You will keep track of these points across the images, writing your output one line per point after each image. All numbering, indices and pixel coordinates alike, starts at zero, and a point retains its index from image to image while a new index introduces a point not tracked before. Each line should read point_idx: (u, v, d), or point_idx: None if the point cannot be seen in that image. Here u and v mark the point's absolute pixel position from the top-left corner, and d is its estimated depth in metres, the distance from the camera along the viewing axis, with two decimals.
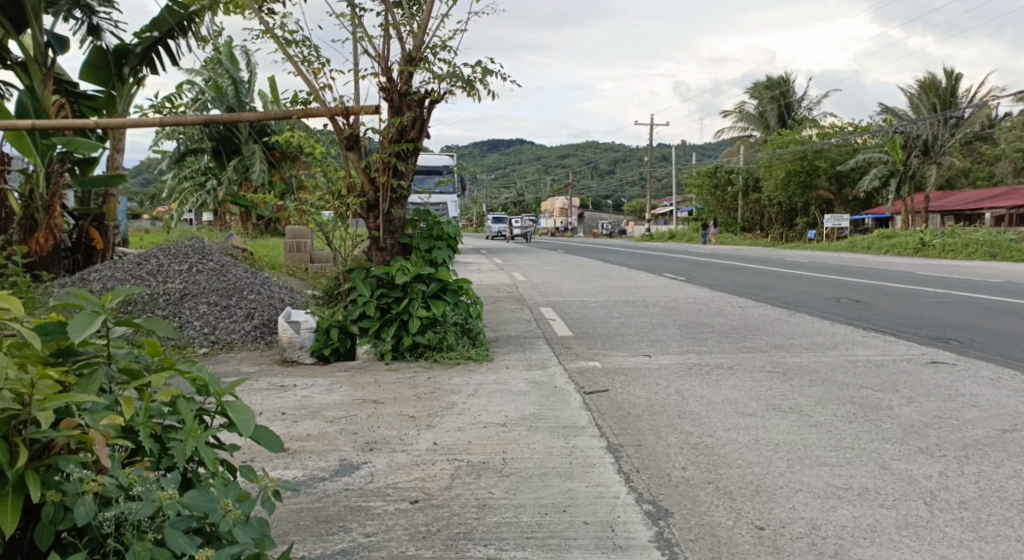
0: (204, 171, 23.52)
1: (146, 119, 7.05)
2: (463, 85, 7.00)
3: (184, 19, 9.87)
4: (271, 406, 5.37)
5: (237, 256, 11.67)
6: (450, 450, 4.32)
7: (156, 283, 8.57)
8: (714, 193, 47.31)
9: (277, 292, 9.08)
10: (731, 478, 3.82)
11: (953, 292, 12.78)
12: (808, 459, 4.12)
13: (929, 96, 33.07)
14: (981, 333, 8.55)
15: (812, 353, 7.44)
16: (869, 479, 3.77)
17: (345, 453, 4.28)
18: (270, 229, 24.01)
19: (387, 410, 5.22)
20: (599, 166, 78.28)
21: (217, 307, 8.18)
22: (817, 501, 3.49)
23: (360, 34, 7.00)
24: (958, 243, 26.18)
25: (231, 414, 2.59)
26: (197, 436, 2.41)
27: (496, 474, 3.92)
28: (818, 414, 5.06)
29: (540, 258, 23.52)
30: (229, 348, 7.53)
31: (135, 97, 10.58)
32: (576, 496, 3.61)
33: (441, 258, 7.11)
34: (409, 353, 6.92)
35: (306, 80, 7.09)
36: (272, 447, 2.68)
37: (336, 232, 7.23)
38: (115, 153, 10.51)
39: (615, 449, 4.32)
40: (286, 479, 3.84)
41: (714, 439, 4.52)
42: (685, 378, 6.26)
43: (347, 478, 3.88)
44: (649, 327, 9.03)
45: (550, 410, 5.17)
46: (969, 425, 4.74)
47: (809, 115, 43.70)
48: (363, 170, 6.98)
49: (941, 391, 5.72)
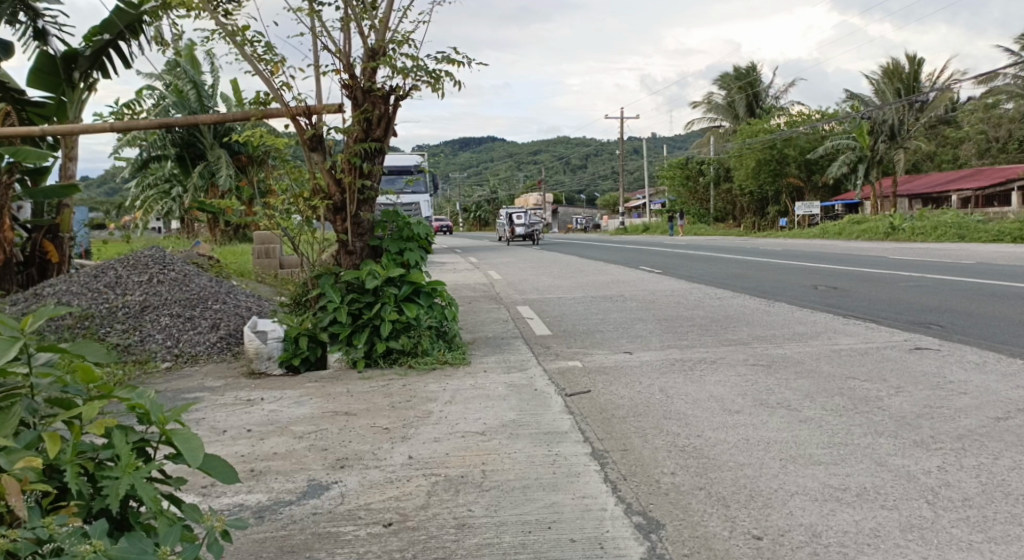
0: (167, 179, 23.13)
1: (97, 125, 6.72)
2: (428, 79, 6.76)
3: (134, 19, 9.56)
4: (235, 423, 5.09)
5: (202, 264, 11.33)
6: (426, 464, 4.08)
7: (114, 296, 8.22)
8: (686, 184, 47.46)
9: (243, 301, 8.79)
10: (722, 484, 3.62)
11: (927, 275, 12.78)
12: (801, 458, 3.93)
13: (893, 82, 33.32)
14: (961, 316, 8.46)
15: (794, 344, 7.30)
16: (867, 478, 3.59)
17: (314, 472, 4.03)
18: (238, 235, 23.53)
19: (360, 422, 4.96)
20: (570, 161, 78.14)
21: (180, 318, 7.86)
22: (814, 505, 3.31)
23: (319, 29, 6.74)
24: (927, 226, 26.37)
25: (177, 444, 2.34)
26: (134, 473, 2.17)
27: (475, 489, 3.69)
28: (807, 409, 4.88)
29: (515, 255, 23.31)
30: (194, 362, 7.22)
31: (87, 103, 10.22)
32: (562, 510, 3.39)
33: (413, 260, 6.82)
34: (382, 359, 6.64)
35: (264, 80, 6.81)
36: (225, 479, 2.44)
37: (303, 237, 6.98)
38: (68, 161, 10.10)
39: (600, 456, 4.10)
40: (249, 506, 3.57)
41: (702, 440, 4.31)
42: (668, 375, 6.06)
43: (315, 501, 3.62)
44: (628, 323, 8.82)
45: (530, 415, 4.95)
46: (962, 414, 4.59)
47: (776, 104, 43.93)
48: (327, 171, 6.72)
49: (928, 379, 5.58)
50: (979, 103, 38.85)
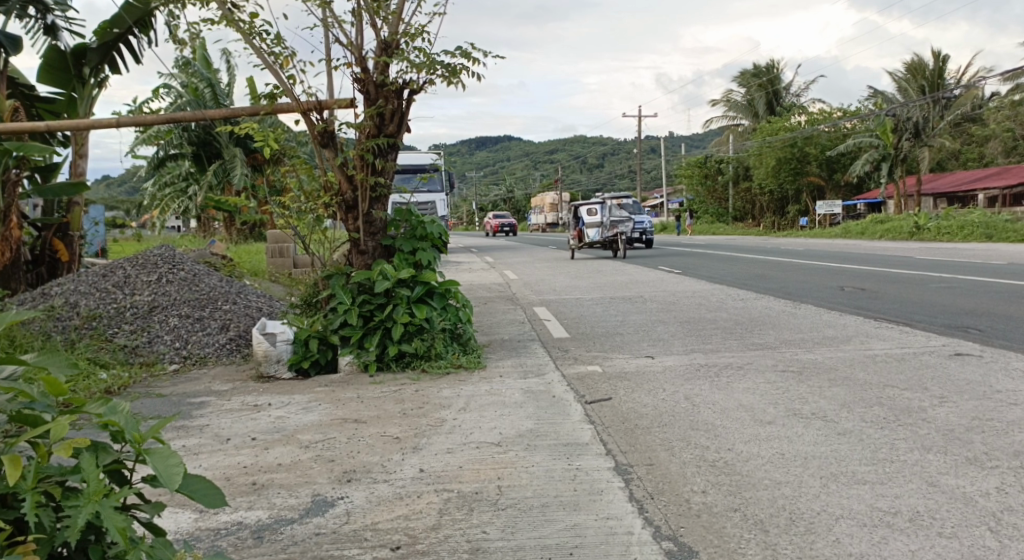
0: (184, 177, 23.02)
1: (101, 120, 6.51)
2: (443, 73, 6.50)
3: (144, 14, 9.36)
4: (239, 431, 4.84)
5: (213, 263, 11.13)
6: (438, 478, 3.81)
7: (122, 296, 8.01)
8: (704, 183, 46.93)
9: (254, 302, 8.57)
10: (759, 504, 3.33)
11: (956, 275, 12.39)
12: (843, 476, 3.63)
13: (916, 79, 32.70)
14: (1000, 320, 8.09)
15: (825, 348, 6.96)
16: (918, 500, 3.28)
17: (319, 486, 3.77)
18: (254, 234, 23.38)
19: (370, 430, 4.71)
20: (587, 160, 77.56)
21: (189, 319, 7.65)
22: (864, 532, 3.01)
23: (330, 20, 6.49)
24: (953, 226, 25.78)
25: (154, 465, 2.09)
26: (100, 500, 1.95)
27: (491, 508, 3.42)
28: (845, 420, 4.58)
29: (532, 254, 23.01)
30: (202, 364, 7.02)
31: (97, 99, 10.07)
32: (584, 533, 3.12)
33: (426, 260, 6.56)
34: (394, 363, 6.37)
35: (273, 74, 6.58)
36: (209, 502, 2.21)
37: (314, 236, 6.69)
38: (78, 158, 9.94)
39: (624, 472, 3.82)
40: (248, 524, 3.32)
41: (733, 454, 4.03)
42: (693, 381, 5.77)
43: (319, 519, 3.37)
44: (648, 326, 8.50)
45: (549, 425, 4.68)
46: (1015, 428, 4.27)
47: (796, 102, 43.32)
48: (339, 168, 6.49)
49: (973, 388, 5.25)
50: (1005, 101, 38.09)
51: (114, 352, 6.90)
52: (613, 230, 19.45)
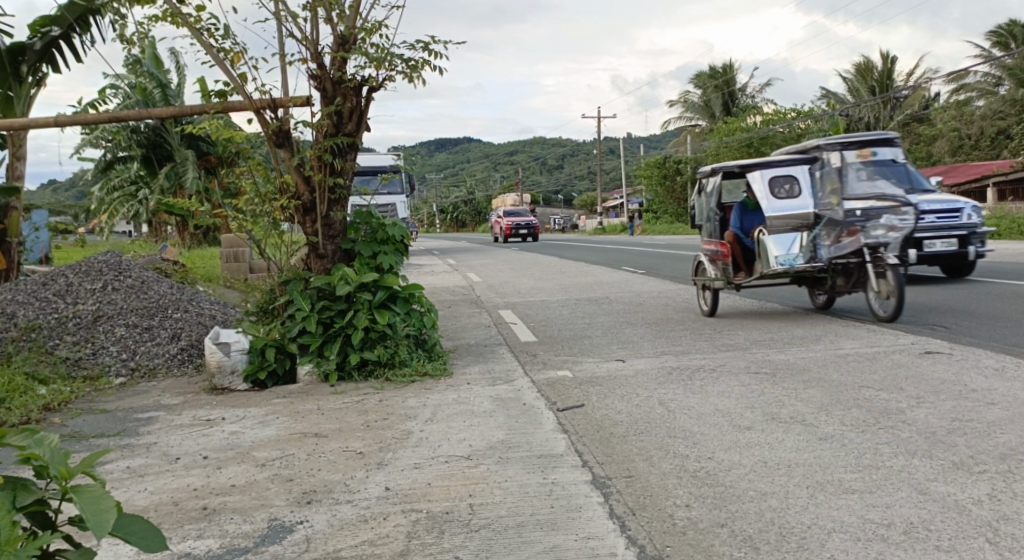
0: (133, 180, 22.30)
1: (39, 118, 6.13)
2: (404, 69, 6.25)
3: (86, 13, 9.00)
4: (189, 449, 4.53)
5: (163, 269, 10.67)
6: (405, 498, 3.56)
7: (65, 306, 7.59)
8: (662, 183, 46.85)
9: (206, 309, 8.20)
10: (747, 519, 3.16)
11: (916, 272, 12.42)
12: (830, 485, 3.47)
13: (867, 80, 33.34)
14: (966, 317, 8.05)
15: (795, 349, 6.84)
16: (911, 510, 3.14)
17: (275, 510, 3.51)
18: (208, 239, 22.76)
19: (331, 446, 4.44)
20: (547, 162, 77.57)
21: (137, 329, 7.27)
22: (859, 548, 2.84)
23: (284, 14, 6.20)
24: None
25: (81, 504, 1.83)
26: (14, 550, 1.68)
27: (463, 530, 3.19)
28: (824, 424, 4.44)
29: (494, 256, 22.76)
30: (151, 376, 6.65)
31: (35, 99, 9.62)
32: (565, 556, 2.91)
33: (387, 264, 6.33)
34: (356, 372, 6.08)
35: (223, 71, 6.26)
36: (148, 546, 1.95)
37: (270, 240, 6.35)
38: (15, 161, 9.48)
39: (602, 485, 3.63)
40: (197, 556, 3.04)
41: (715, 463, 3.86)
42: (666, 385, 5.61)
43: (275, 548, 3.10)
44: (616, 328, 8.34)
45: (520, 435, 4.46)
46: (997, 429, 4.17)
47: (752, 104, 43.81)
48: (295, 169, 6.19)
49: (949, 388, 5.16)
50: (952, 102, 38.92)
51: (55, 366, 6.49)
52: (847, 236, 7.55)
